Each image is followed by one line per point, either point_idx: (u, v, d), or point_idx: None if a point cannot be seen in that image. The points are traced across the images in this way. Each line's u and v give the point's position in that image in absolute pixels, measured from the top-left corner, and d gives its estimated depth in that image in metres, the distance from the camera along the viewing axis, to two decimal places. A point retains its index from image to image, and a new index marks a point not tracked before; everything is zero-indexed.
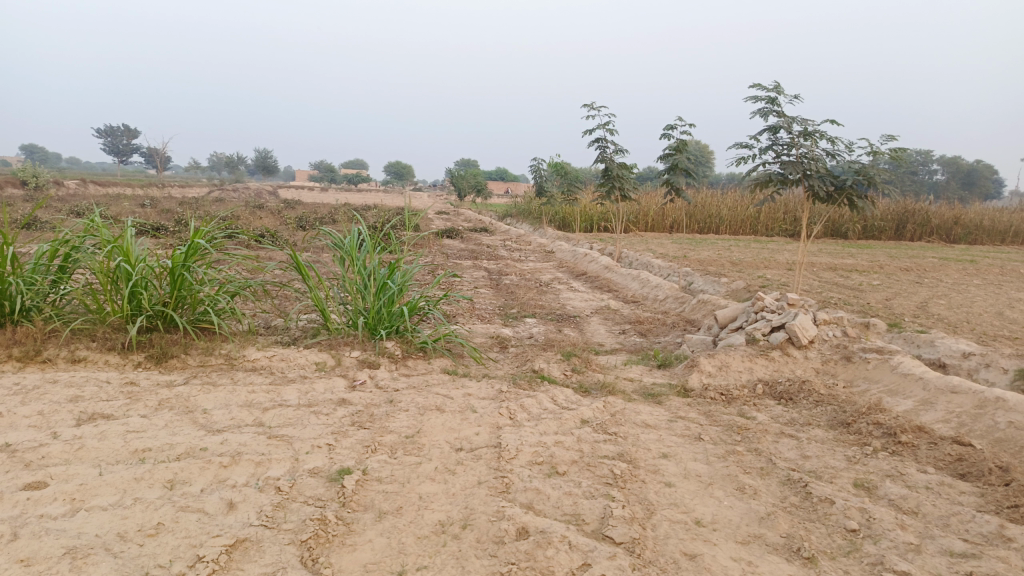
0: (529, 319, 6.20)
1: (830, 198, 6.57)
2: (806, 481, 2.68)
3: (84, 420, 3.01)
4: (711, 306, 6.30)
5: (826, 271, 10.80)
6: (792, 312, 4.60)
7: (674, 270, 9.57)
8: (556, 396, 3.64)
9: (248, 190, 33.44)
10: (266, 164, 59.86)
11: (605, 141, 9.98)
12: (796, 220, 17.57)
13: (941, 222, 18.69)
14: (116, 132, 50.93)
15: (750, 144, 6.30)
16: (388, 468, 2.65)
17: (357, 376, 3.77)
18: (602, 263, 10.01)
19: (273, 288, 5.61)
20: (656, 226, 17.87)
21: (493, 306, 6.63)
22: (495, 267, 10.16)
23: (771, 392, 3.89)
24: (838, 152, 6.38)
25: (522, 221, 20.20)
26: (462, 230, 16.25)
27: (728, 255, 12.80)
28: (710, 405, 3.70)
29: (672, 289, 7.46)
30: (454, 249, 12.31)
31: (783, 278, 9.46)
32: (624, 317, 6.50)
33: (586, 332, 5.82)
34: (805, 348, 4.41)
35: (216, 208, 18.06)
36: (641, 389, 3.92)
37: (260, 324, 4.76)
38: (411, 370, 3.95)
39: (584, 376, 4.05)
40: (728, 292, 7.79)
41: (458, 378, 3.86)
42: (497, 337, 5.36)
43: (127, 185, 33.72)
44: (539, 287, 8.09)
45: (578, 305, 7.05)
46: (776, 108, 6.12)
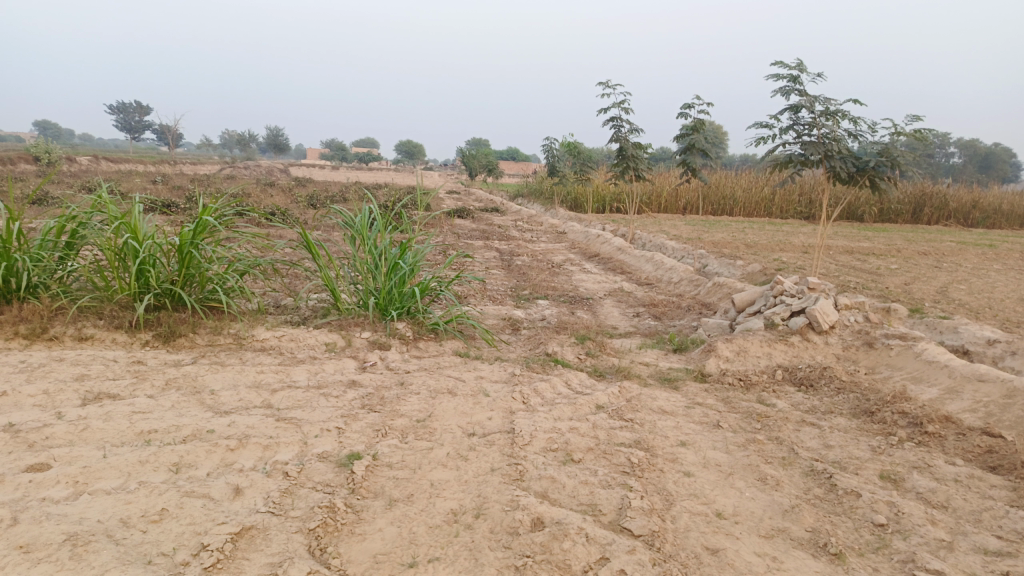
0: (541, 301, 6.11)
1: (851, 180, 6.41)
2: (830, 472, 2.58)
3: (89, 399, 2.95)
4: (727, 290, 6.19)
5: (842, 254, 10.64)
6: (812, 296, 4.48)
7: (688, 252, 9.45)
8: (570, 380, 3.55)
9: (259, 168, 33.41)
10: (277, 142, 59.81)
11: (620, 119, 9.81)
12: (811, 203, 17.34)
13: (959, 206, 18.40)
14: (128, 108, 50.91)
15: (771, 124, 6.14)
16: (398, 453, 2.58)
17: (367, 358, 3.69)
18: (614, 244, 9.89)
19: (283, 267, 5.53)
20: (669, 207, 17.68)
21: (504, 287, 6.55)
22: (506, 247, 10.06)
23: (791, 379, 3.78)
24: (860, 132, 6.22)
25: (534, 202, 20.03)
26: (473, 209, 16.13)
27: (742, 237, 12.63)
28: (728, 391, 3.60)
29: (687, 272, 7.35)
30: (466, 229, 12.20)
31: (799, 261, 9.31)
32: (638, 300, 6.40)
33: (599, 314, 5.73)
34: (825, 334, 4.30)
35: (227, 186, 18.00)
36: (657, 373, 3.83)
37: (269, 303, 4.69)
38: (422, 352, 3.87)
39: (598, 360, 3.96)
40: (744, 275, 7.66)
41: (470, 361, 3.78)
42: (509, 318, 5.28)
43: (139, 162, 33.72)
44: (551, 269, 7.99)
45: (591, 287, 6.95)
46: (798, 86, 5.96)
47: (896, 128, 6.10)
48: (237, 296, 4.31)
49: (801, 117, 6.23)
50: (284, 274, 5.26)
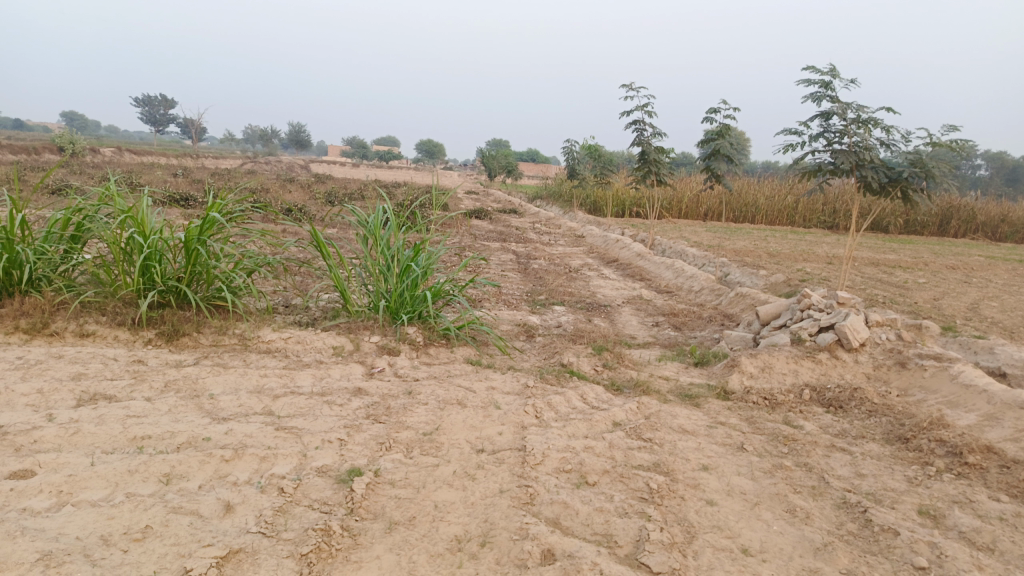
0: (557, 307, 5.94)
1: (882, 190, 6.19)
2: (864, 505, 2.40)
3: (84, 401, 2.84)
4: (750, 301, 5.99)
5: (867, 266, 10.36)
6: (842, 312, 4.28)
7: (709, 260, 9.23)
8: (586, 393, 3.39)
9: (278, 163, 33.54)
10: (299, 138, 60.14)
11: (642, 123, 9.63)
12: (835, 212, 17.02)
13: (987, 219, 17.97)
14: (153, 102, 51.39)
15: (800, 131, 5.93)
16: (402, 469, 2.43)
17: (375, 364, 3.55)
18: (634, 250, 9.70)
19: (294, 266, 5.41)
20: (689, 213, 17.44)
21: (520, 292, 6.40)
22: (524, 250, 9.92)
23: (818, 399, 3.59)
24: (893, 141, 5.99)
25: (552, 204, 19.85)
26: (491, 211, 16.00)
27: (764, 246, 12.38)
28: (752, 411, 3.42)
29: (708, 280, 7.16)
30: (483, 230, 12.06)
31: (823, 272, 9.07)
32: (657, 309, 6.22)
33: (617, 323, 5.56)
34: (855, 352, 4.10)
35: (247, 181, 18.01)
36: (677, 389, 3.66)
37: (278, 302, 4.57)
38: (432, 358, 3.72)
39: (615, 373, 3.79)
40: (767, 286, 7.45)
41: (482, 369, 3.63)
42: (524, 325, 5.12)
43: (162, 154, 33.96)
44: (569, 273, 7.82)
45: (609, 294, 6.78)
46: (829, 93, 5.75)
47: (931, 138, 5.86)
48: (245, 295, 4.19)
49: (831, 124, 6.02)
50: (296, 274, 5.15)
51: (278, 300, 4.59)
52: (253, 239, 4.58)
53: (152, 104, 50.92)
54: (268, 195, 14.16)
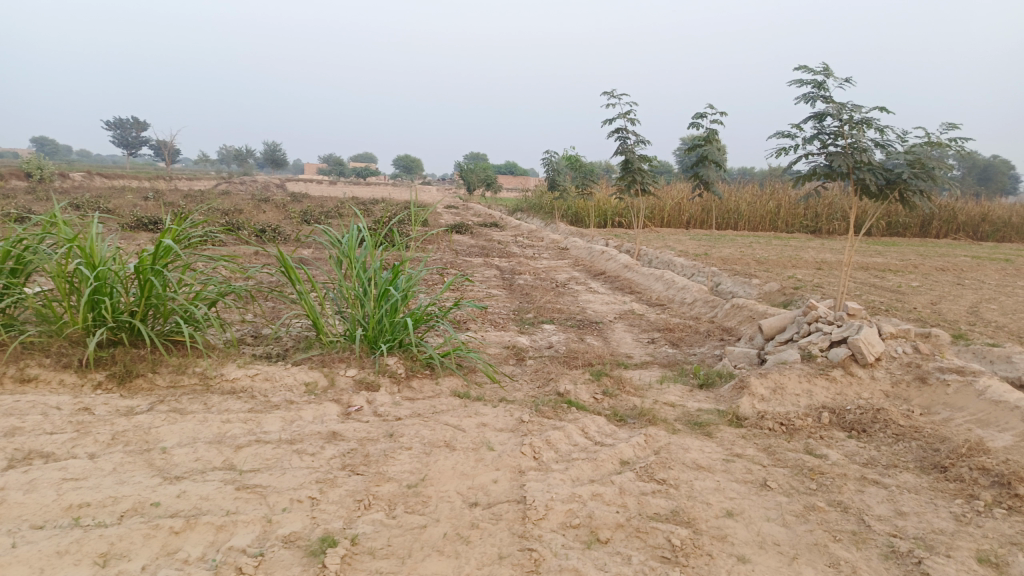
0: (547, 326, 5.62)
1: (879, 193, 5.94)
2: (915, 555, 2.09)
3: (16, 462, 2.46)
4: (748, 314, 5.71)
5: (858, 271, 10.17)
6: (855, 325, 4.00)
7: (698, 269, 8.97)
8: (587, 427, 3.06)
9: (254, 182, 33.11)
10: (275, 157, 59.65)
11: (626, 131, 9.37)
12: (817, 216, 16.93)
13: (968, 219, 17.97)
14: (124, 125, 50.49)
15: (793, 133, 5.70)
16: (384, 534, 2.08)
17: (352, 402, 3.20)
18: (620, 261, 9.43)
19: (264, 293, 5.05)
20: (672, 221, 17.23)
21: (506, 311, 6.08)
22: (507, 265, 9.61)
23: (839, 422, 3.30)
24: (889, 142, 5.76)
25: (534, 216, 19.58)
26: (472, 225, 15.70)
27: (751, 253, 12.17)
28: (769, 440, 3.12)
29: (701, 292, 6.88)
30: (464, 245, 11.74)
31: (815, 278, 8.85)
32: (651, 324, 5.93)
33: (611, 341, 5.25)
34: (870, 367, 3.82)
35: (221, 203, 17.56)
36: (684, 417, 3.34)
37: (246, 334, 4.20)
38: (416, 393, 3.37)
39: (617, 401, 3.47)
40: (762, 295, 7.19)
41: (471, 402, 3.30)
42: (513, 348, 4.79)
43: (134, 177, 33.28)
44: (556, 289, 7.52)
45: (600, 309, 6.48)
46: (823, 93, 5.52)
47: (928, 138, 5.62)
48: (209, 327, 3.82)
49: (825, 125, 5.79)
50: (265, 302, 4.78)
51: (246, 332, 4.23)
52: (216, 265, 4.22)
53: (124, 126, 50.06)
54: (242, 216, 13.74)
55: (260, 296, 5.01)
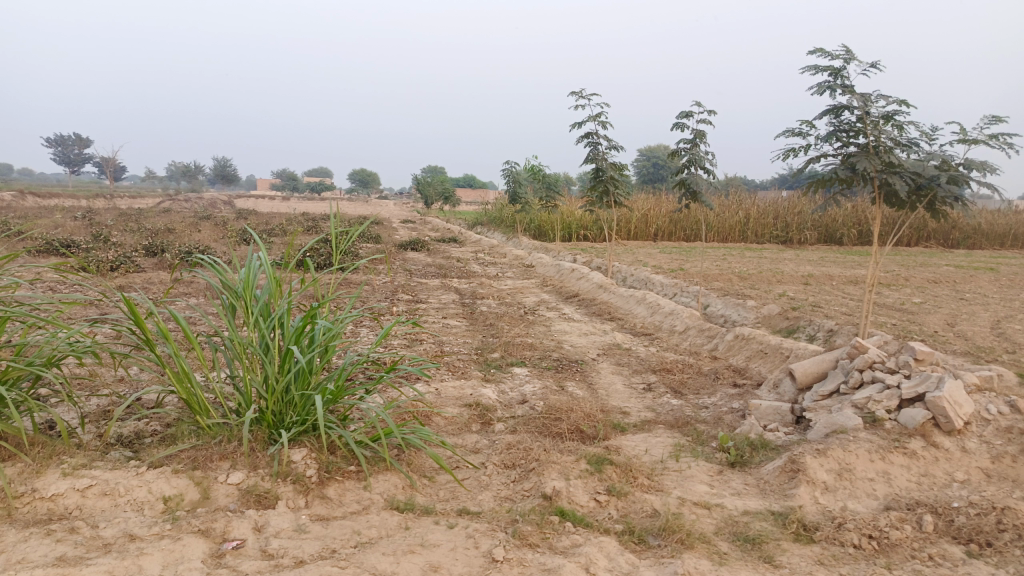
0: (517, 369, 4.54)
1: (904, 200, 5.02)
2: None
3: None
4: (759, 347, 4.74)
5: (848, 286, 9.36)
6: (931, 377, 3.04)
7: (680, 288, 8.00)
8: (593, 563, 1.99)
9: (200, 198, 31.41)
10: (225, 173, 57.78)
11: (596, 136, 8.36)
12: (787, 226, 16.29)
13: (937, 227, 17.46)
14: (65, 142, 47.75)
15: (806, 130, 4.77)
16: None
17: (232, 532, 2.08)
18: (593, 280, 8.42)
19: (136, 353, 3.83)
20: (639, 234, 16.32)
21: (467, 350, 4.98)
22: (468, 288, 8.51)
23: (949, 530, 2.30)
24: (916, 139, 4.85)
25: (494, 231, 18.53)
26: (428, 241, 14.56)
27: (728, 267, 11.31)
28: (864, 570, 2.08)
29: (694, 317, 5.91)
30: (419, 264, 10.60)
31: (809, 296, 7.98)
32: (642, 361, 4.88)
33: (599, 388, 4.20)
34: (957, 438, 2.85)
35: (155, 223, 16.10)
36: (729, 529, 2.29)
37: (96, 419, 3.01)
38: (334, 509, 2.27)
39: (628, 503, 2.41)
40: (760, 319, 6.23)
41: (417, 523, 2.21)
42: (476, 405, 3.72)
43: (69, 195, 31.35)
44: (525, 316, 6.45)
45: (579, 343, 5.44)
46: (841, 81, 4.61)
47: (962, 133, 4.73)
48: (27, 415, 2.62)
49: (842, 121, 4.88)
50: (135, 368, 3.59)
51: (90, 417, 3.02)
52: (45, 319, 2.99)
53: (64, 143, 47.63)
54: (172, 238, 12.34)
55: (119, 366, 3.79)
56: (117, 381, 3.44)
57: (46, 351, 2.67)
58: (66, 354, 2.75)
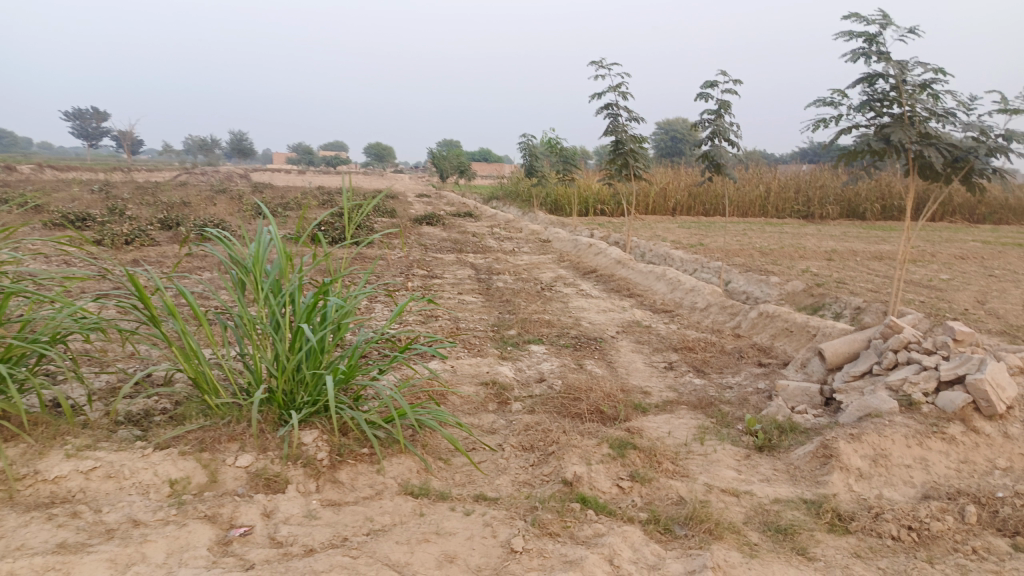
0: (535, 347, 4.43)
1: (939, 173, 4.82)
2: None
3: None
4: (784, 325, 4.59)
5: (873, 262, 9.12)
6: (972, 358, 2.88)
7: (701, 264, 7.83)
8: (617, 554, 1.88)
9: (216, 172, 31.40)
10: (241, 147, 57.79)
11: (616, 107, 8.15)
12: (809, 200, 15.96)
13: (964, 202, 17.03)
14: (82, 116, 47.83)
15: (837, 99, 4.57)
16: None
17: (239, 517, 1.99)
18: (612, 255, 8.26)
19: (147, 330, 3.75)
20: (658, 209, 16.07)
21: (483, 327, 4.87)
22: (484, 263, 8.38)
23: (993, 521, 2.17)
24: (954, 109, 4.64)
25: (510, 205, 18.35)
26: (444, 216, 14.41)
27: (749, 242, 11.08)
28: (904, 565, 1.97)
29: (716, 294, 5.76)
30: (435, 239, 10.48)
31: (834, 272, 7.78)
32: (663, 338, 4.75)
33: (620, 366, 4.09)
34: (999, 423, 2.70)
35: (172, 197, 16.07)
36: (759, 518, 2.18)
37: (104, 398, 2.94)
38: (345, 494, 2.18)
39: (652, 490, 2.31)
40: (783, 296, 6.07)
41: (432, 509, 2.11)
42: (493, 383, 3.62)
43: (87, 170, 31.43)
44: (542, 293, 6.33)
45: (598, 320, 5.31)
46: (876, 48, 4.40)
47: (1003, 103, 4.51)
48: (31, 393, 2.55)
49: (875, 90, 4.67)
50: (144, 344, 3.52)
51: (98, 395, 2.96)
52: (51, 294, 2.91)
53: (82, 117, 47.77)
54: (187, 212, 12.30)
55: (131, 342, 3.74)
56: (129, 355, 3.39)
57: (52, 328, 2.60)
58: (71, 331, 2.67)
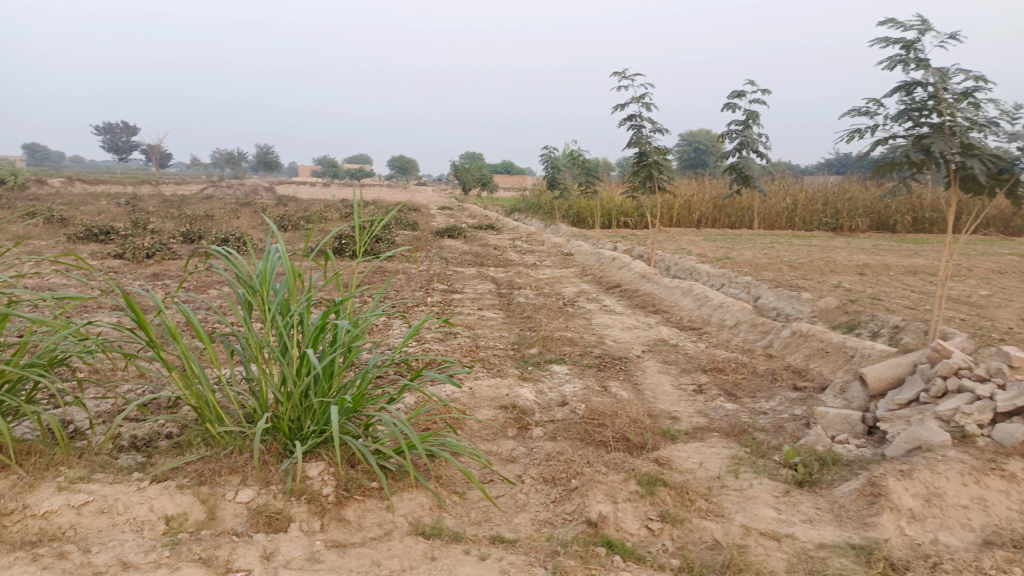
0: (556, 367, 4.25)
1: (982, 186, 4.57)
2: None
3: None
4: (819, 345, 4.37)
5: (906, 276, 8.82)
6: None
7: (729, 279, 7.60)
8: None
9: (242, 185, 31.69)
10: (266, 160, 58.49)
11: (640, 119, 7.98)
12: (837, 213, 15.62)
13: (998, 214, 16.56)
14: (113, 130, 48.70)
15: (873, 109, 4.36)
16: None
17: (236, 560, 1.84)
18: (636, 269, 8.06)
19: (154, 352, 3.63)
20: (682, 221, 15.82)
21: (503, 346, 4.70)
22: (505, 277, 8.23)
23: None
24: (997, 119, 4.40)
25: (532, 217, 18.21)
26: (465, 228, 14.30)
27: (777, 256, 10.81)
28: None
29: (745, 311, 5.54)
30: (455, 252, 10.36)
31: (867, 287, 7.52)
32: (691, 359, 4.54)
33: (646, 389, 3.89)
34: None
35: (196, 209, 16.14)
36: (804, 567, 1.98)
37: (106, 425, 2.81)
38: (352, 535, 2.03)
39: (684, 532, 2.11)
40: (816, 313, 5.83)
41: (444, 552, 1.95)
42: (513, 407, 3.44)
43: (116, 182, 31.91)
44: (565, 309, 6.15)
45: (622, 338, 5.12)
46: (914, 55, 4.18)
47: None
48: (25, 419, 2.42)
49: (913, 99, 4.45)
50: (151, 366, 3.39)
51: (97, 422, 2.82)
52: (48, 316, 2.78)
53: (113, 131, 48.69)
54: (210, 225, 12.31)
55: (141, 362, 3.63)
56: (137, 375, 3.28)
57: (47, 350, 2.50)
58: (67, 354, 2.54)
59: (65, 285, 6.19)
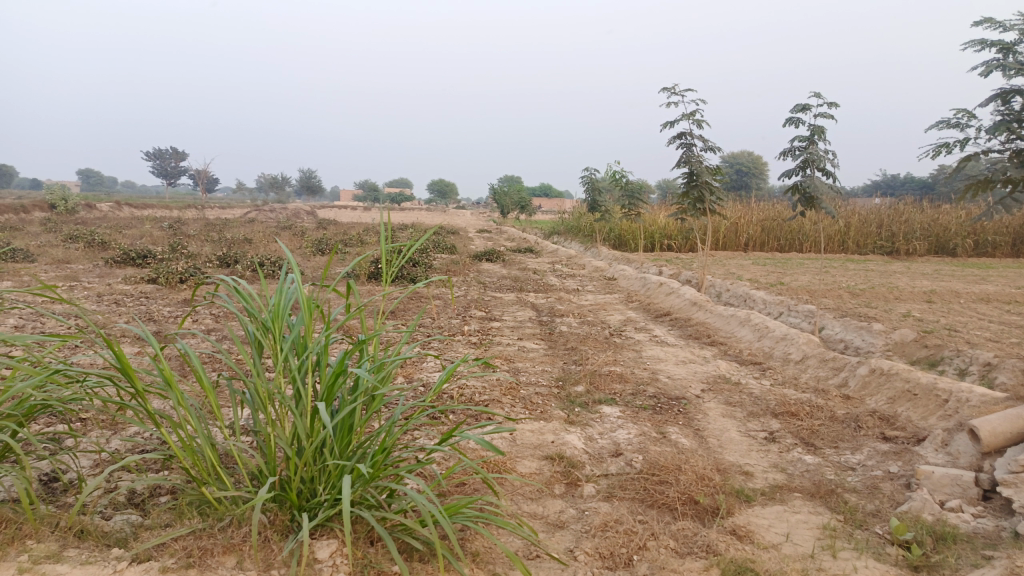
0: (607, 409, 3.82)
1: None
2: None
3: None
4: (905, 386, 3.85)
5: (979, 304, 8.15)
6: None
7: (787, 307, 7.08)
8: None
9: (283, 208, 31.99)
10: (309, 184, 59.38)
11: (689, 136, 7.55)
12: (893, 236, 14.86)
13: None
14: (163, 155, 49.99)
15: (964, 120, 3.90)
16: None
17: None
18: (686, 296, 7.58)
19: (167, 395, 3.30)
20: (728, 244, 15.25)
21: (547, 382, 4.28)
22: (547, 304, 7.82)
23: None
24: None
25: (573, 241, 17.80)
26: (505, 252, 13.96)
27: (833, 281, 10.20)
28: None
29: (813, 343, 5.04)
30: (494, 276, 10.00)
31: (940, 317, 6.91)
32: (758, 400, 4.06)
33: (711, 437, 3.43)
34: None
35: (236, 233, 16.13)
36: None
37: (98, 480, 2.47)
38: None
39: None
40: (890, 347, 5.29)
41: None
42: (561, 458, 3.02)
43: (164, 206, 32.51)
44: (611, 340, 5.71)
45: (677, 374, 4.65)
46: (1014, 59, 3.71)
47: None
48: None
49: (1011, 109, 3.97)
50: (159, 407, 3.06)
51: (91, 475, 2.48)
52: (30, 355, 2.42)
53: (163, 158, 49.97)
54: (247, 248, 12.18)
55: (151, 403, 3.32)
56: (143, 418, 2.94)
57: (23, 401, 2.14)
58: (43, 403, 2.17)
59: (92, 312, 5.98)
